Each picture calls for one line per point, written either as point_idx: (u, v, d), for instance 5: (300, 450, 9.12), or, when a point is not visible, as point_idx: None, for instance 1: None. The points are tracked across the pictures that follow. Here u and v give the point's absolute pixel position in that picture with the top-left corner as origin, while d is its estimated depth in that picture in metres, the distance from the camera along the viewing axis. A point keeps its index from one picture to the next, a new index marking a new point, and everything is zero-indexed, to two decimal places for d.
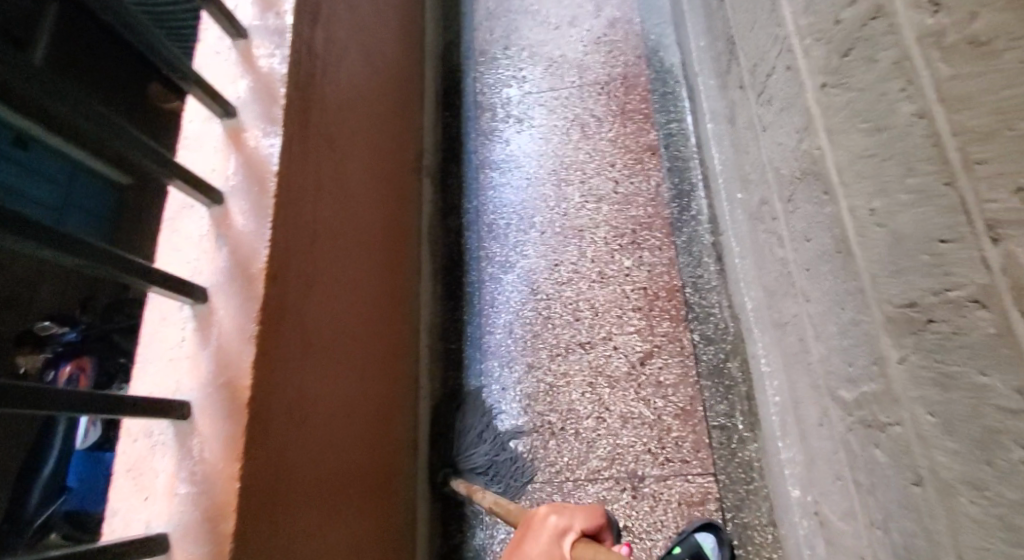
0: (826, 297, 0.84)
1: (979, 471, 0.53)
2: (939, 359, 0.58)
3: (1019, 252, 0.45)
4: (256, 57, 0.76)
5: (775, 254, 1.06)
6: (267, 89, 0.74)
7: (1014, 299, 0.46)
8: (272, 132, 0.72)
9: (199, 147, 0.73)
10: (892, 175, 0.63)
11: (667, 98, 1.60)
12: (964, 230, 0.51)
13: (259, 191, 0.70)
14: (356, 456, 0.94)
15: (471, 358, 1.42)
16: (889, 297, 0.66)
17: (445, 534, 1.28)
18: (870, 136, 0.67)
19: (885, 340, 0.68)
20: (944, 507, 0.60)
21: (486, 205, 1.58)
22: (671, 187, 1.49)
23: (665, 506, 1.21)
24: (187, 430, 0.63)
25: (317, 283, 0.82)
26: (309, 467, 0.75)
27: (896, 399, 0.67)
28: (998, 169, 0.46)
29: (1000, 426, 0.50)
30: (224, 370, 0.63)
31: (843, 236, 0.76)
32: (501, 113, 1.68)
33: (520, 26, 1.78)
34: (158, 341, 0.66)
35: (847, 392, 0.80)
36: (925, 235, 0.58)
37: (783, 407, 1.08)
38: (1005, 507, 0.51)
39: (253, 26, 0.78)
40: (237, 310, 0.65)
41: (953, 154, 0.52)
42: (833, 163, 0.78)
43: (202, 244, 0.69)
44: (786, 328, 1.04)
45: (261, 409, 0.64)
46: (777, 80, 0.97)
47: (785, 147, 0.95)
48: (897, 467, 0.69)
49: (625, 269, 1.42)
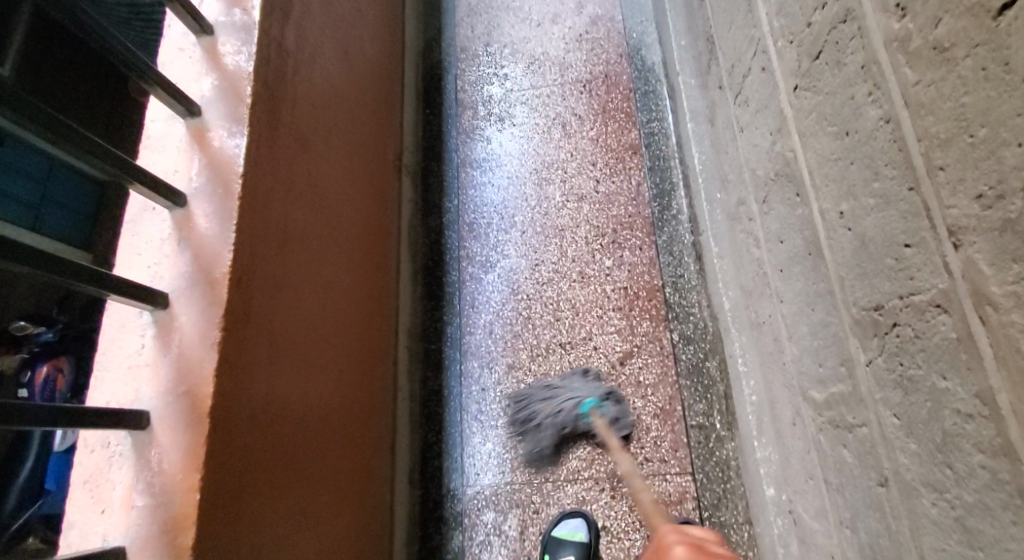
0: (798, 298, 0.84)
1: (940, 474, 0.54)
2: (902, 362, 0.58)
3: (979, 258, 0.45)
4: (222, 55, 0.75)
5: (752, 254, 1.06)
6: (232, 87, 0.73)
7: (972, 305, 0.46)
8: (237, 132, 0.71)
9: (161, 148, 0.72)
10: (859, 178, 0.63)
11: (649, 97, 1.60)
12: (927, 234, 0.52)
13: (224, 193, 0.69)
14: (330, 459, 0.93)
15: (452, 358, 1.42)
16: (856, 300, 0.67)
17: (423, 536, 1.27)
18: (838, 139, 0.67)
19: (852, 342, 0.69)
20: (907, 509, 0.60)
21: (467, 204, 1.57)
22: (652, 186, 1.49)
23: (644, 506, 1.21)
24: (145, 441, 0.62)
25: (287, 285, 0.80)
26: (278, 473, 0.74)
27: (862, 400, 0.68)
28: (960, 175, 0.47)
29: (959, 430, 0.51)
30: (184, 378, 0.62)
31: (813, 238, 0.77)
32: (482, 111, 1.67)
33: (502, 23, 1.77)
34: (117, 348, 0.65)
35: (817, 393, 0.81)
36: (890, 239, 0.58)
37: (759, 407, 1.09)
38: (964, 510, 0.51)
39: (219, 22, 0.76)
40: (198, 317, 0.64)
41: (916, 159, 0.52)
42: (804, 164, 0.78)
43: (164, 248, 0.68)
44: (761, 328, 1.04)
45: (223, 417, 0.63)
46: (753, 80, 0.98)
47: (760, 148, 0.96)
48: (863, 468, 0.69)
49: (605, 269, 1.42)
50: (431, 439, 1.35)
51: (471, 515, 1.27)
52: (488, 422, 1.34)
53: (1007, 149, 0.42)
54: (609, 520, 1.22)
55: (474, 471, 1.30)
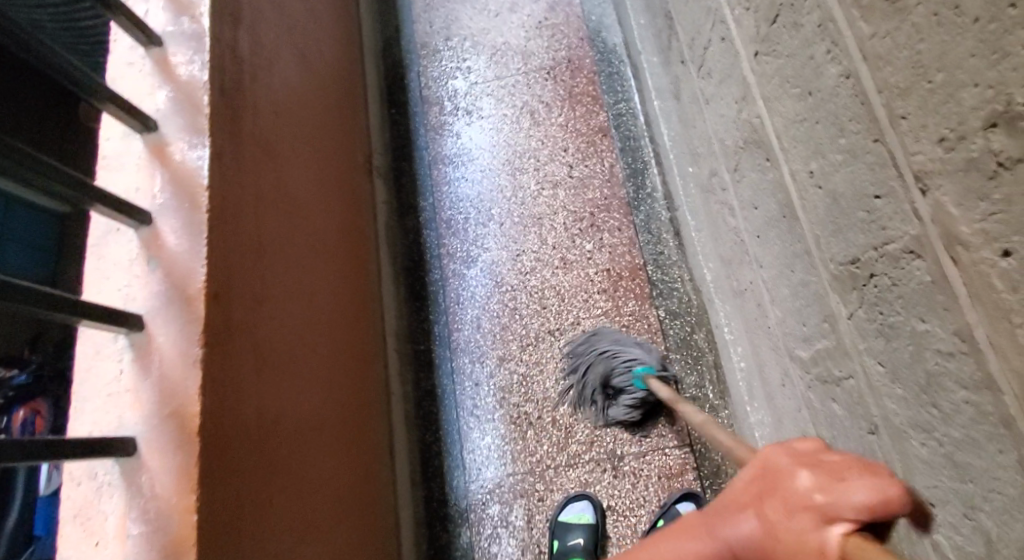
0: (776, 261, 0.86)
1: (926, 414, 0.56)
2: (883, 311, 0.60)
3: (947, 202, 0.46)
4: (175, 66, 0.74)
5: (728, 223, 1.07)
6: (187, 98, 0.72)
7: (944, 247, 0.48)
8: (198, 143, 0.70)
9: (119, 167, 0.70)
10: (825, 136, 0.64)
11: (613, 78, 1.61)
12: (894, 183, 0.53)
13: (191, 207, 0.68)
14: (328, 468, 0.92)
15: (442, 356, 1.42)
16: (832, 256, 0.68)
17: (430, 536, 1.27)
18: (801, 100, 0.69)
19: (832, 298, 0.70)
20: (898, 451, 0.62)
21: (443, 200, 1.57)
22: (625, 166, 1.50)
23: (646, 481, 1.23)
24: (135, 467, 0.61)
25: (268, 298, 0.80)
26: (278, 486, 0.75)
27: (847, 352, 0.69)
28: (921, 122, 0.48)
29: (941, 368, 0.52)
30: (169, 399, 0.61)
31: (787, 200, 0.78)
32: (449, 106, 1.66)
33: (459, 16, 1.77)
34: (94, 376, 0.63)
35: (803, 351, 0.82)
36: (860, 192, 0.59)
37: (749, 372, 1.10)
38: (951, 446, 0.53)
39: (168, 32, 0.75)
40: (177, 336, 0.63)
41: (878, 111, 0.54)
42: (771, 129, 0.79)
43: (133, 269, 0.66)
44: (744, 295, 1.06)
45: (213, 434, 0.62)
46: (713, 52, 0.99)
47: (726, 118, 0.97)
48: (853, 418, 0.71)
49: (587, 252, 1.43)
50: (429, 440, 1.35)
51: (477, 510, 1.27)
52: (485, 416, 1.34)
53: (964, 91, 0.43)
54: (613, 499, 1.23)
55: (476, 466, 1.30)
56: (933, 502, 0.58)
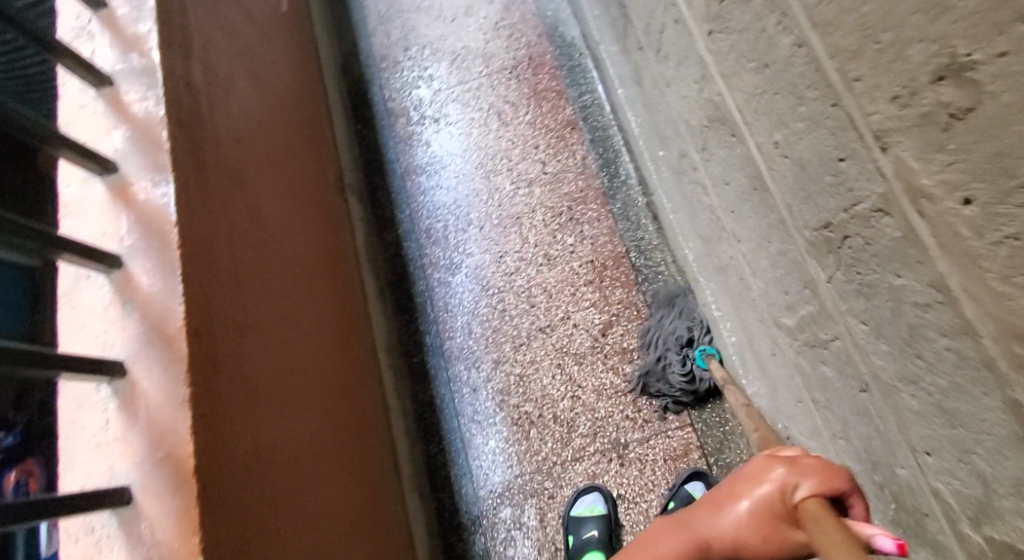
0: (753, 234, 0.88)
1: (913, 366, 0.57)
2: (860, 271, 0.61)
3: (908, 158, 0.47)
4: (128, 104, 0.73)
5: (702, 201, 1.08)
6: (145, 135, 0.71)
7: (909, 202, 0.49)
8: (162, 180, 0.69)
9: (81, 212, 0.68)
10: (785, 106, 0.66)
11: (576, 71, 1.62)
12: (856, 144, 0.54)
13: (161, 245, 0.66)
14: (332, 491, 0.92)
15: (437, 366, 1.41)
16: (805, 222, 0.69)
17: (447, 546, 1.27)
18: (758, 74, 0.70)
19: (810, 264, 0.72)
20: (890, 406, 0.63)
21: (420, 210, 1.57)
22: (597, 157, 1.52)
23: (654, 466, 1.24)
24: (132, 516, 0.58)
25: (252, 328, 0.80)
26: (280, 521, 0.73)
27: (831, 315, 0.71)
28: (874, 83, 0.49)
29: (920, 320, 0.53)
30: (160, 443, 0.59)
31: (756, 173, 0.79)
32: (415, 116, 1.67)
33: (416, 25, 1.78)
34: (80, 429, 0.61)
35: (788, 319, 0.84)
36: (825, 157, 0.60)
37: (740, 345, 1.12)
38: (939, 395, 0.54)
39: (117, 70, 0.74)
40: (161, 377, 0.61)
41: (832, 76, 0.54)
42: (733, 105, 0.80)
43: (107, 314, 0.64)
44: (726, 271, 1.07)
45: (209, 473, 0.61)
46: (669, 35, 1.00)
47: (689, 99, 0.98)
48: (845, 379, 0.73)
49: (569, 246, 1.44)
50: (432, 450, 1.35)
51: (490, 515, 1.26)
52: (487, 421, 1.33)
53: (910, 48, 0.43)
54: (623, 487, 1.24)
55: (483, 472, 1.30)
56: (929, 451, 0.59)
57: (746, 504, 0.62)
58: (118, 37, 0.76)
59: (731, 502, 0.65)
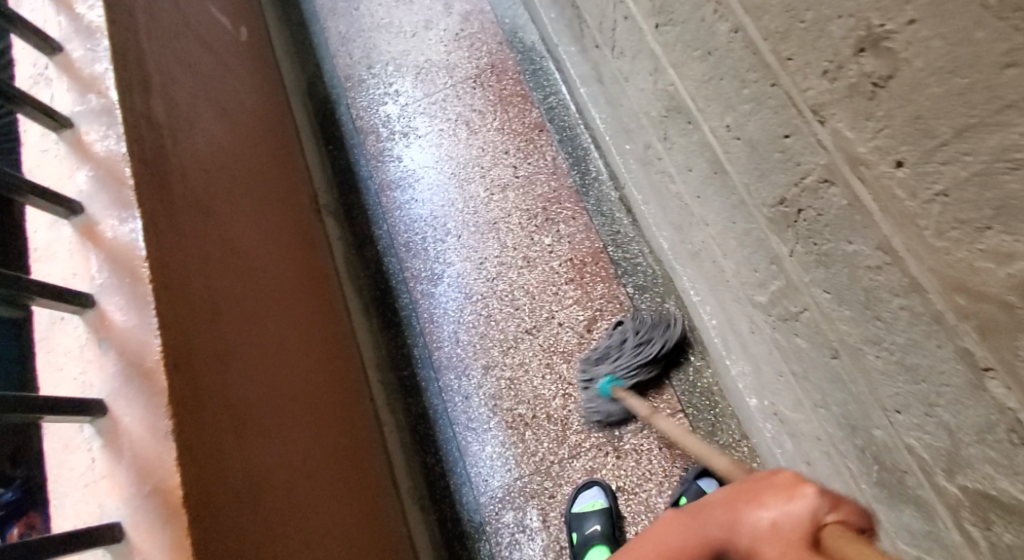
0: (719, 216, 0.90)
1: (874, 328, 0.59)
2: (816, 241, 0.63)
3: (843, 129, 0.49)
4: (90, 144, 0.74)
5: (670, 189, 1.10)
6: (109, 173, 0.72)
7: (850, 170, 0.50)
8: (129, 217, 0.70)
9: (52, 256, 0.68)
10: (731, 90, 0.68)
11: (539, 74, 1.65)
12: (797, 120, 0.56)
13: (132, 281, 0.67)
14: (330, 510, 0.93)
15: (427, 377, 1.42)
16: (763, 200, 0.71)
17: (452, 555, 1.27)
18: (703, 61, 0.72)
19: (773, 240, 0.73)
20: (860, 369, 0.65)
21: (397, 224, 1.58)
22: (567, 156, 1.54)
23: (649, 455, 1.25)
24: (125, 552, 0.58)
25: (234, 355, 0.81)
26: (279, 544, 0.74)
27: (797, 288, 0.73)
28: (805, 61, 0.51)
29: (875, 283, 0.55)
30: (146, 477, 0.59)
31: (714, 157, 0.81)
32: (385, 133, 1.69)
33: (378, 43, 1.80)
34: (67, 472, 0.61)
35: (760, 296, 0.86)
36: (772, 135, 0.62)
37: (721, 327, 1.14)
38: (900, 353, 0.56)
39: (77, 112, 0.75)
40: (143, 412, 0.61)
41: (768, 57, 0.56)
42: (686, 94, 0.82)
43: (84, 355, 0.64)
44: (699, 255, 1.09)
45: (199, 502, 0.61)
46: (620, 31, 1.03)
47: (646, 91, 1.01)
48: (817, 348, 0.75)
49: (547, 247, 1.46)
50: (430, 462, 1.34)
51: (492, 521, 1.26)
52: (481, 427, 1.34)
53: (831, 25, 0.45)
54: (621, 479, 1.24)
55: (482, 478, 1.30)
56: (899, 409, 0.61)
57: (767, 516, 0.47)
58: (75, 79, 0.77)
59: (743, 509, 0.49)
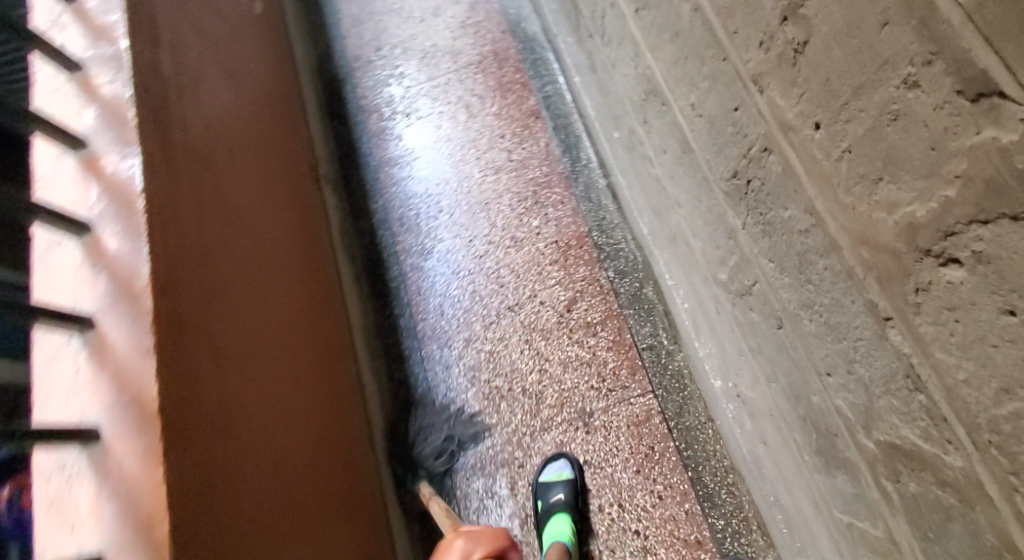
0: (688, 197, 0.94)
1: (807, 291, 0.63)
2: (761, 211, 0.67)
3: (776, 97, 0.53)
4: (98, 86, 0.79)
5: (649, 173, 1.15)
6: (114, 114, 0.77)
7: (783, 136, 0.55)
8: (129, 153, 0.75)
9: (55, 183, 0.73)
10: (694, 68, 0.72)
11: (539, 65, 1.70)
12: (743, 92, 0.60)
13: (127, 211, 0.72)
14: (302, 455, 0.97)
15: (411, 346, 1.46)
16: (720, 175, 0.76)
17: (421, 518, 1.30)
18: (672, 42, 0.77)
19: (729, 214, 0.78)
20: (799, 334, 0.69)
21: (393, 200, 1.63)
22: (560, 143, 1.59)
23: (617, 432, 1.28)
24: (101, 454, 0.61)
25: (219, 296, 0.86)
26: (248, 474, 0.79)
27: (749, 260, 0.77)
28: (746, 33, 0.55)
29: (806, 247, 0.59)
30: (127, 387, 0.63)
31: (682, 137, 0.86)
32: (387, 112, 1.73)
33: (386, 27, 1.86)
34: (52, 378, 0.64)
35: (721, 273, 0.91)
36: (725, 109, 0.67)
37: (693, 310, 1.18)
38: (827, 314, 0.60)
39: (88, 56, 0.80)
40: (129, 329, 0.66)
41: (720, 32, 0.61)
42: (659, 75, 0.87)
43: (78, 274, 0.68)
44: (674, 238, 1.14)
45: (173, 417, 0.65)
46: (609, 18, 1.08)
47: (629, 77, 1.05)
48: (766, 320, 0.79)
49: (535, 228, 1.50)
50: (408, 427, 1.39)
51: (462, 487, 1.31)
52: (458, 397, 1.38)
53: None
54: (588, 453, 1.28)
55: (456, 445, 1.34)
56: (829, 372, 0.65)
57: None
58: (89, 27, 0.82)
59: None
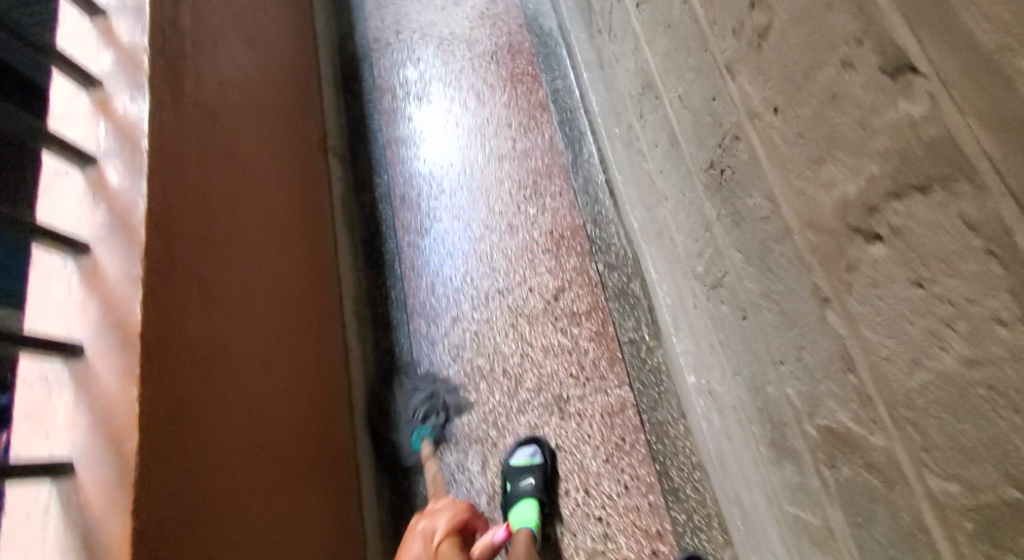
0: (673, 190, 0.97)
1: (766, 279, 0.65)
2: (732, 200, 0.70)
3: (745, 85, 0.56)
4: (118, 33, 0.82)
5: (643, 169, 1.17)
6: (130, 60, 0.80)
7: (750, 124, 0.57)
8: (138, 96, 0.78)
9: (68, 118, 0.76)
10: (682, 60, 0.75)
11: (551, 59, 1.72)
12: (720, 82, 0.63)
13: (130, 149, 0.75)
14: (280, 404, 1.01)
15: (400, 319, 1.50)
16: (700, 166, 0.78)
17: (392, 484, 1.35)
18: (666, 35, 0.80)
19: (706, 205, 0.80)
20: (759, 324, 0.72)
21: (397, 178, 1.66)
22: (564, 137, 1.61)
23: (590, 420, 1.31)
24: (82, 369, 0.65)
25: (214, 242, 0.89)
26: (226, 410, 0.82)
27: (721, 251, 0.80)
28: (724, 24, 0.58)
29: (766, 235, 0.62)
30: (112, 311, 0.66)
31: (670, 130, 0.89)
32: (400, 93, 1.77)
33: (407, 10, 1.90)
34: (44, 295, 0.67)
35: (698, 266, 0.93)
36: (705, 100, 0.69)
37: (674, 306, 1.20)
38: (782, 301, 0.63)
39: (111, 5, 0.84)
40: (120, 257, 0.69)
41: (704, 23, 0.64)
42: (654, 68, 0.90)
43: (80, 204, 0.72)
44: (661, 234, 1.16)
45: (154, 343, 0.68)
46: (615, 14, 1.11)
47: (630, 72, 1.08)
48: (733, 311, 0.81)
49: (531, 217, 1.53)
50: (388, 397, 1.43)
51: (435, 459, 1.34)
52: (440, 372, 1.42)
53: None
54: (561, 438, 1.31)
55: None
56: (782, 360, 0.68)
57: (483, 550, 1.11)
58: None
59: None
